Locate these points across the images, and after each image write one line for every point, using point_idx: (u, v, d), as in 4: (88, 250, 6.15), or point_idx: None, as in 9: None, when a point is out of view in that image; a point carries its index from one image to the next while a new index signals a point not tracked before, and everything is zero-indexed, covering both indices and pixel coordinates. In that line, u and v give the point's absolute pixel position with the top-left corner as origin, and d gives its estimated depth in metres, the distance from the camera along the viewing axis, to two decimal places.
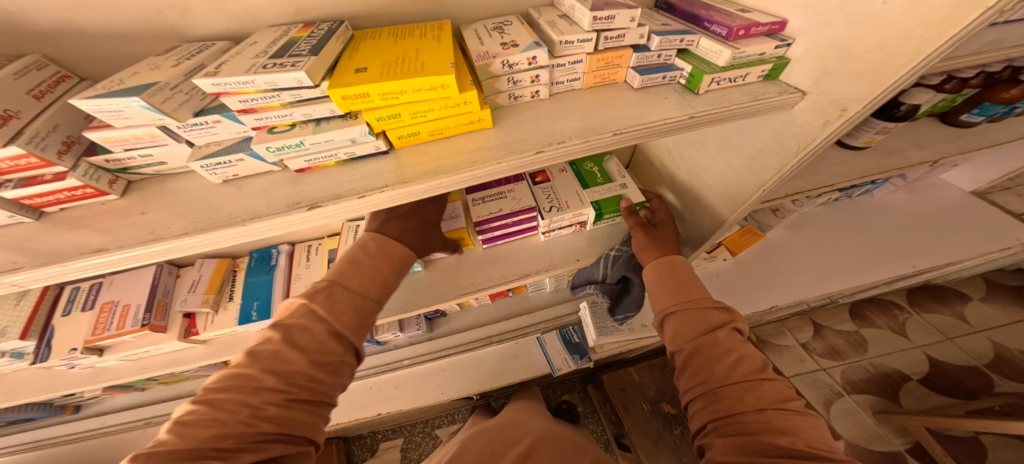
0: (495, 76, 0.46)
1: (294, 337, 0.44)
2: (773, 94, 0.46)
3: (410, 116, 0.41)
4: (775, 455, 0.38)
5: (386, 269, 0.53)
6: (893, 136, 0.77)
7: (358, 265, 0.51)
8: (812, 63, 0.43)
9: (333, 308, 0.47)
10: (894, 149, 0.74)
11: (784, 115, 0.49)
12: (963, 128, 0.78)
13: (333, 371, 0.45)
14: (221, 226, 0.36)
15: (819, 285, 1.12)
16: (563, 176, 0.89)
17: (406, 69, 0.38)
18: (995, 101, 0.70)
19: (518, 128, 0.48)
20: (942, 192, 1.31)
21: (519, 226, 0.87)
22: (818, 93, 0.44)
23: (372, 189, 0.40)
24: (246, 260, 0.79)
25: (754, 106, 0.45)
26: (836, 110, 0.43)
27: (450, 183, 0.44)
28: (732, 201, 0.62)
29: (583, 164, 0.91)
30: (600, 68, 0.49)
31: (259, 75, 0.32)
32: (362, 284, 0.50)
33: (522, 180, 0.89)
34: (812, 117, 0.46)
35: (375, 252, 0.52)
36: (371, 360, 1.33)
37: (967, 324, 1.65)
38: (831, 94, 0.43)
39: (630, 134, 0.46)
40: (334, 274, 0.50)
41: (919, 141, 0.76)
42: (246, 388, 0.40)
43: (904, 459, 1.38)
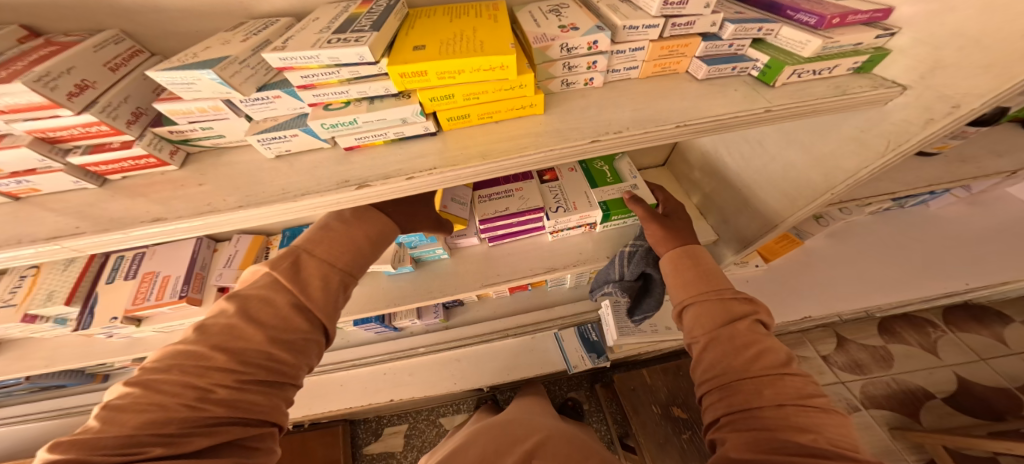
0: (551, 60, 0.44)
1: (251, 309, 0.40)
2: (867, 88, 0.43)
3: (463, 97, 0.39)
4: (793, 454, 0.33)
5: (358, 240, 0.47)
6: (965, 142, 0.72)
7: (326, 233, 0.46)
8: (922, 54, 0.40)
9: (294, 279, 0.42)
10: (967, 157, 0.69)
11: (875, 111, 0.46)
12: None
13: (296, 350, 0.41)
14: (274, 201, 0.36)
15: (857, 297, 1.08)
16: (572, 175, 0.84)
17: (471, 46, 0.36)
18: None
19: (569, 115, 0.46)
20: (1004, 207, 1.22)
21: (525, 225, 0.82)
22: (923, 88, 0.42)
23: (419, 171, 0.38)
24: (278, 238, 0.79)
25: (841, 101, 0.42)
26: (944, 107, 0.40)
27: (497, 168, 0.42)
28: (794, 202, 0.61)
29: (593, 163, 0.86)
30: (662, 57, 0.47)
31: (325, 50, 0.31)
32: (330, 253, 0.45)
33: (530, 178, 0.83)
34: (910, 114, 0.44)
35: (348, 221, 0.48)
36: (386, 346, 1.35)
37: (1004, 346, 1.56)
38: (941, 89, 0.40)
39: (694, 127, 0.43)
40: (303, 243, 0.45)
41: (996, 150, 0.70)
42: (192, 368, 0.36)
43: None
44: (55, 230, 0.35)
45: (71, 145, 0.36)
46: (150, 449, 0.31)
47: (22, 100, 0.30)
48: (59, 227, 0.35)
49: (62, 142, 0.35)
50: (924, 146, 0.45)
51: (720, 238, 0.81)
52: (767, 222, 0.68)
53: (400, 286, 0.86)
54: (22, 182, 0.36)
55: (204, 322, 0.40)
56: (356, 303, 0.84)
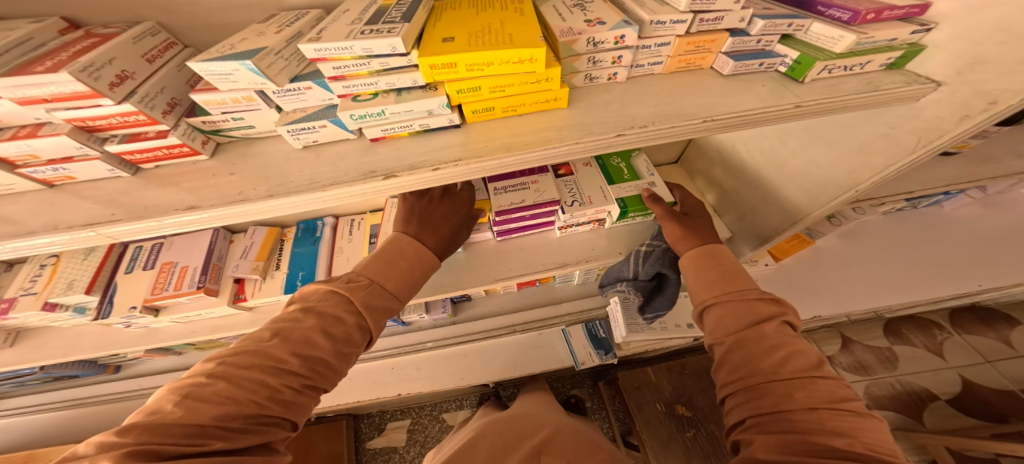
0: (577, 54, 0.44)
1: (325, 325, 0.41)
2: (899, 84, 0.43)
3: (490, 89, 0.39)
4: (826, 457, 0.34)
5: (419, 275, 0.50)
6: (986, 142, 0.71)
7: (395, 264, 0.48)
8: (960, 50, 0.40)
9: (366, 305, 0.44)
10: (987, 157, 0.69)
11: (907, 107, 0.47)
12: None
13: (347, 362, 0.43)
14: (305, 190, 0.36)
15: (869, 298, 1.08)
16: (587, 170, 0.84)
17: (499, 37, 0.36)
18: None
19: (594, 109, 0.46)
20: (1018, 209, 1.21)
21: (537, 219, 0.82)
22: (959, 84, 0.42)
23: (446, 163, 0.38)
24: (293, 230, 0.80)
25: (875, 96, 0.42)
26: (981, 103, 0.40)
27: (522, 160, 0.42)
28: (811, 200, 0.61)
29: (610, 159, 0.85)
30: (688, 52, 0.47)
31: (360, 41, 0.31)
32: (397, 284, 0.47)
33: (547, 171, 0.82)
34: (946, 111, 0.44)
35: (414, 254, 0.50)
36: (394, 341, 1.36)
37: (1011, 348, 1.56)
38: (978, 85, 0.40)
39: (721, 122, 0.43)
40: (370, 269, 0.47)
41: (1017, 150, 0.70)
42: (270, 368, 0.37)
43: None
44: (90, 217, 0.35)
45: (107, 133, 0.36)
46: (217, 441, 0.32)
47: (67, 89, 0.30)
48: (94, 214, 0.35)
49: (99, 130, 0.36)
50: (956, 144, 0.46)
51: (733, 236, 0.82)
52: (783, 220, 0.68)
53: None
54: (58, 169, 0.37)
55: (273, 326, 0.41)
56: None
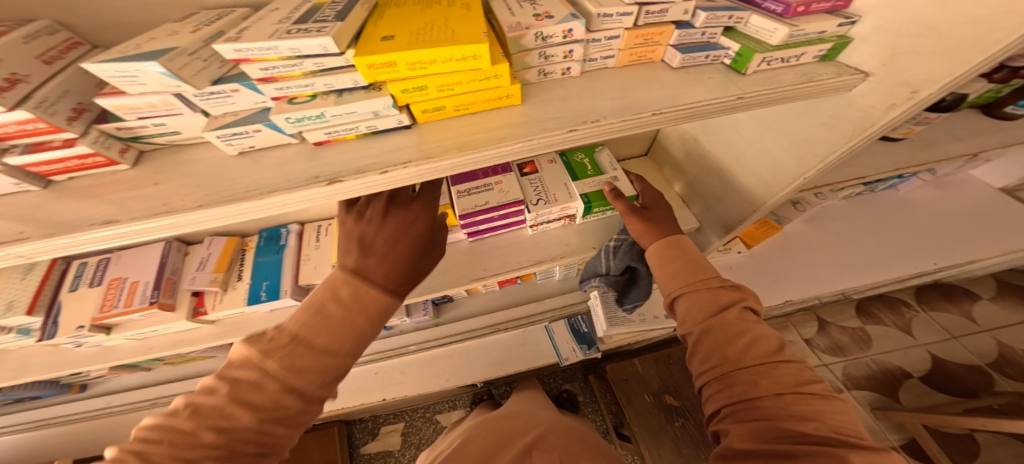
0: (526, 50, 0.43)
1: (243, 393, 0.34)
2: (831, 75, 0.44)
3: (437, 88, 0.37)
4: (794, 441, 0.34)
5: (359, 320, 0.38)
6: (932, 127, 0.74)
7: (326, 312, 0.37)
8: (882, 42, 0.42)
9: (292, 369, 0.35)
10: (932, 140, 0.72)
11: (840, 97, 0.48)
12: (1007, 120, 0.76)
13: (289, 428, 0.36)
14: (237, 199, 0.33)
15: (835, 281, 1.12)
16: (552, 167, 0.88)
17: (441, 33, 0.34)
18: None
19: (548, 106, 0.46)
20: (968, 188, 1.28)
21: (506, 220, 0.84)
22: (885, 74, 0.43)
23: (395, 164, 0.36)
24: (254, 239, 0.78)
25: (807, 87, 0.43)
26: (905, 93, 0.42)
27: (476, 160, 0.41)
28: (769, 190, 0.62)
29: (573, 156, 0.89)
30: (637, 45, 0.47)
31: (285, 40, 0.29)
32: (329, 337, 0.36)
33: (509, 171, 0.85)
34: (875, 100, 0.45)
35: (350, 297, 0.38)
36: (376, 345, 1.34)
37: (973, 323, 1.65)
38: (902, 74, 0.41)
39: (670, 115, 0.44)
40: (297, 321, 0.37)
41: (959, 135, 0.73)
42: (177, 448, 0.31)
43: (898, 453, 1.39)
44: None
45: (10, 143, 0.34)
46: None
47: None
48: (1, 232, 0.33)
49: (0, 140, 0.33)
50: (887, 131, 0.47)
51: (700, 225, 0.84)
52: (745, 208, 0.70)
53: None
54: None
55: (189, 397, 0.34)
56: None
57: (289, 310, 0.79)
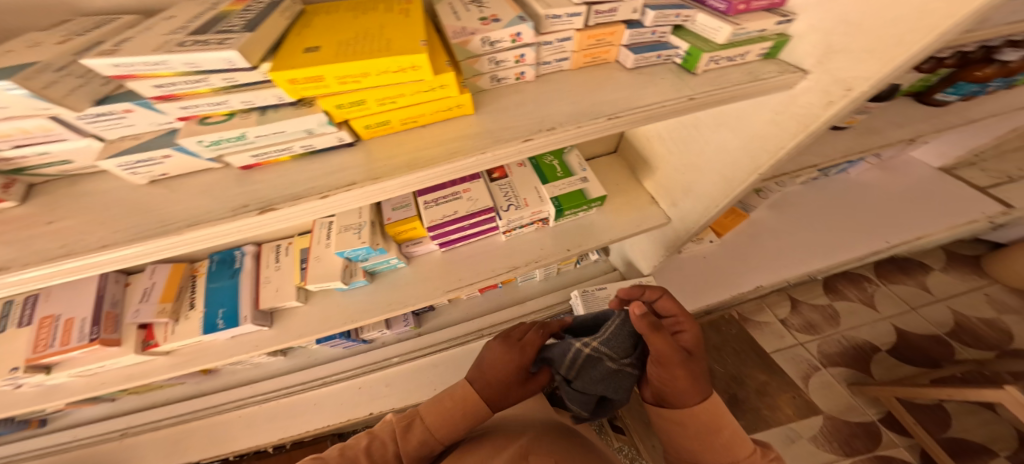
0: (474, 56, 0.41)
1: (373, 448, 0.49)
2: (775, 74, 0.46)
3: (377, 101, 0.35)
4: None
5: (463, 414, 0.53)
6: (873, 116, 0.79)
7: (444, 402, 0.54)
8: (817, 40, 0.43)
9: (407, 434, 0.51)
10: (874, 129, 0.77)
11: (784, 95, 0.49)
12: (938, 107, 0.81)
13: None
14: (150, 237, 0.30)
15: (798, 264, 1.20)
16: (522, 171, 0.87)
17: (374, 43, 0.32)
18: (967, 80, 0.72)
19: (504, 114, 0.44)
20: (910, 169, 1.38)
21: (478, 227, 0.82)
22: (821, 72, 0.44)
23: (336, 188, 0.34)
24: (206, 263, 0.74)
25: (752, 86, 0.45)
26: (840, 90, 0.43)
27: (430, 177, 0.39)
28: (728, 185, 0.64)
29: (542, 158, 0.88)
30: (591, 46, 0.47)
31: (175, 54, 0.23)
32: (440, 421, 0.53)
33: (479, 177, 0.83)
34: (813, 98, 0.46)
35: (461, 397, 0.55)
36: (356, 360, 1.31)
37: (928, 294, 1.82)
38: (836, 72, 0.43)
39: (625, 119, 0.44)
40: (425, 403, 0.55)
41: (897, 122, 0.79)
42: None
43: (878, 427, 1.51)
44: None
45: None
46: None
47: None
48: None
49: None
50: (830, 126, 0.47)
51: (671, 220, 0.90)
52: (709, 203, 0.71)
53: (357, 302, 0.81)
54: None
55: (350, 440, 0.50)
56: (312, 323, 0.78)
57: (252, 335, 0.76)
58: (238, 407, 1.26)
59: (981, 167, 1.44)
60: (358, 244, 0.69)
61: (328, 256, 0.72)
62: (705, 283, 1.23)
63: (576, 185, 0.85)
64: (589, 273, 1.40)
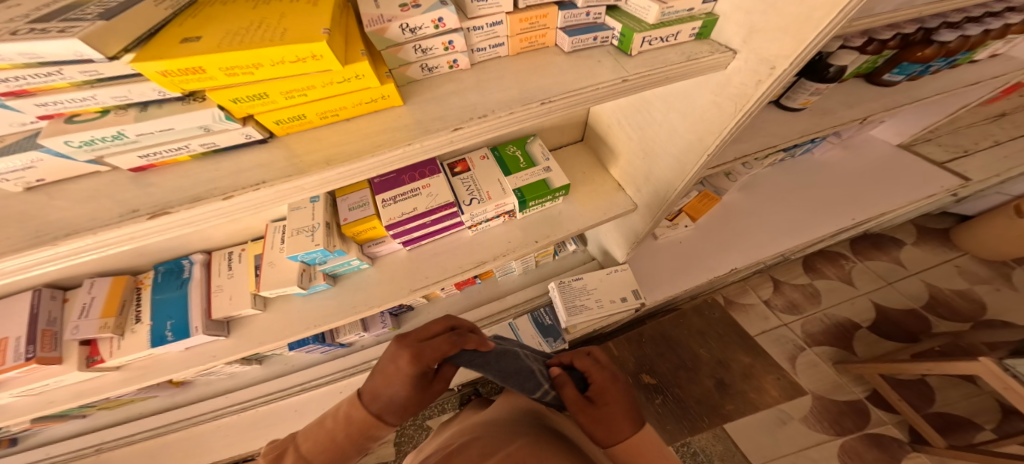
0: (396, 44, 0.39)
1: None
2: (705, 54, 0.48)
3: (281, 94, 0.32)
4: None
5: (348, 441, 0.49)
6: (829, 97, 0.90)
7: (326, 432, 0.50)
8: (740, 20, 0.46)
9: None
10: (827, 109, 0.88)
11: (719, 76, 0.51)
12: (886, 87, 0.93)
13: None
14: (25, 247, 0.27)
15: (771, 243, 1.25)
16: (484, 163, 0.85)
17: (268, 32, 0.29)
18: (911, 60, 0.83)
19: (435, 103, 0.43)
20: (870, 146, 1.49)
21: (440, 224, 0.80)
22: (747, 51, 0.47)
23: (243, 187, 0.32)
24: (151, 275, 0.74)
25: (687, 66, 0.47)
26: (766, 69, 0.45)
27: (353, 172, 0.37)
28: (683, 169, 0.65)
29: (505, 149, 0.88)
30: (525, 30, 0.47)
31: (5, 43, 0.22)
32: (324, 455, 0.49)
33: (438, 173, 0.81)
34: (745, 77, 0.48)
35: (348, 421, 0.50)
36: (335, 364, 1.28)
37: (903, 268, 1.88)
38: (760, 51, 0.45)
39: (559, 103, 0.44)
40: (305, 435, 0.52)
41: (849, 102, 0.90)
42: None
43: (864, 405, 1.55)
44: None
45: None
46: None
47: None
48: None
49: None
50: (764, 105, 0.49)
51: (638, 207, 0.92)
52: (667, 188, 0.72)
53: (319, 306, 0.79)
54: None
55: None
56: (272, 330, 0.76)
57: (207, 346, 0.73)
58: (215, 418, 1.22)
59: (938, 141, 1.52)
60: (311, 247, 0.66)
61: (280, 261, 0.71)
62: (680, 267, 1.25)
63: (539, 176, 0.84)
64: (568, 265, 1.40)
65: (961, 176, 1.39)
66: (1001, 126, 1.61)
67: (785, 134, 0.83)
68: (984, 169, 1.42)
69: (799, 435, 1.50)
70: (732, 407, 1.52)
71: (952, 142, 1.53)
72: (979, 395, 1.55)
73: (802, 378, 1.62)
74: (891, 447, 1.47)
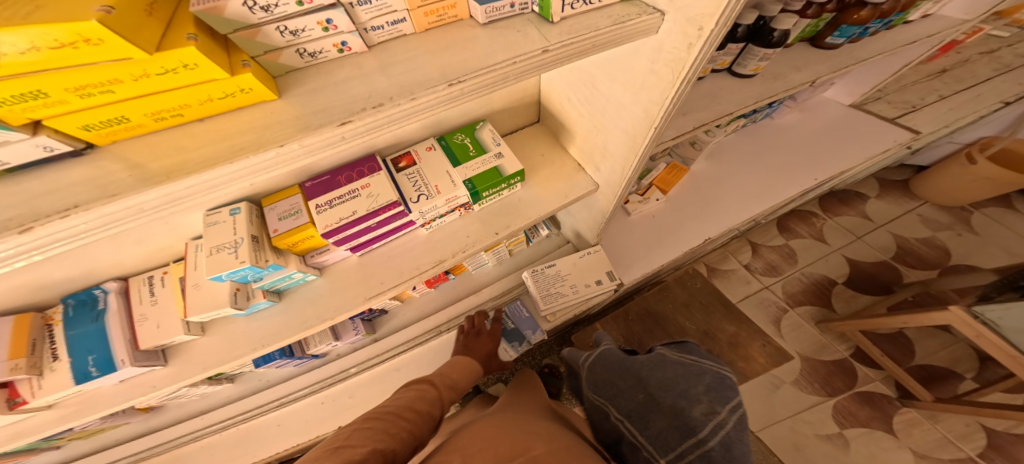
0: (251, 27, 0.32)
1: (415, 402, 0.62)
2: (634, 16, 0.42)
3: (69, 91, 0.25)
4: None
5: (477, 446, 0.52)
6: (776, 61, 0.87)
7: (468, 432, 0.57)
8: None
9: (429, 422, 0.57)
10: (777, 74, 0.84)
11: (652, 42, 0.46)
12: (829, 50, 0.89)
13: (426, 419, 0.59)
14: None
15: (741, 211, 1.24)
16: (430, 155, 0.78)
17: (13, 10, 0.22)
18: (850, 23, 0.81)
19: (320, 93, 0.36)
20: (832, 106, 1.48)
21: (388, 225, 0.74)
22: (675, 12, 0.42)
23: (50, 215, 0.27)
24: (62, 309, 0.66)
25: (614, 31, 0.42)
26: (694, 30, 0.40)
27: (212, 184, 0.31)
28: (633, 143, 0.60)
29: (452, 138, 0.81)
30: (427, 2, 0.40)
31: None
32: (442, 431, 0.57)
33: (379, 170, 0.74)
34: (676, 41, 0.43)
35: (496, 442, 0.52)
36: (312, 376, 1.23)
37: (870, 221, 1.91)
38: (687, 12, 0.40)
39: (472, 83, 0.38)
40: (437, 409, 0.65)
41: (795, 65, 0.86)
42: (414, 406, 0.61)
43: (851, 363, 1.59)
44: None
45: None
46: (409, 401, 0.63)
47: None
48: None
49: None
50: (701, 71, 0.45)
51: (599, 186, 0.87)
52: (623, 164, 0.67)
53: (267, 325, 0.73)
54: None
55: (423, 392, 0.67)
56: (213, 355, 0.70)
57: (145, 376, 0.68)
58: (197, 439, 1.18)
59: (888, 99, 1.51)
60: (237, 265, 0.59)
61: (206, 283, 0.64)
62: (653, 242, 1.22)
63: (490, 163, 0.79)
64: (543, 250, 1.35)
65: (910, 130, 1.39)
66: (947, 79, 1.61)
67: (740, 100, 0.79)
68: (935, 121, 1.43)
69: (792, 399, 1.53)
70: None
71: (901, 99, 1.52)
72: (955, 344, 1.62)
73: (788, 340, 1.64)
74: (881, 402, 1.51)
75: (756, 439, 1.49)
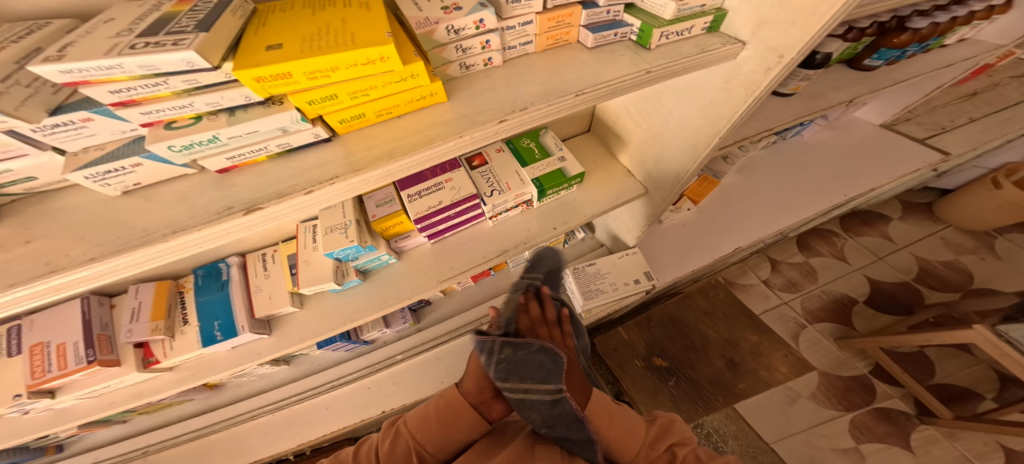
0: (441, 44, 0.43)
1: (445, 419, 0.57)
2: (719, 45, 0.52)
3: (349, 94, 0.36)
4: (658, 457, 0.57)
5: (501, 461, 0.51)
6: (816, 82, 0.96)
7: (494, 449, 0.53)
8: (749, 13, 0.51)
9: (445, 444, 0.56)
10: (817, 93, 0.94)
11: (728, 65, 0.56)
12: (867, 71, 0.99)
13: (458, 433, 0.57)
14: (138, 246, 0.31)
15: (769, 222, 1.31)
16: (500, 156, 0.88)
17: (340, 38, 0.32)
18: (888, 46, 0.90)
19: (475, 98, 0.46)
20: (857, 127, 1.55)
21: (463, 216, 0.84)
22: (756, 42, 0.52)
23: (319, 183, 0.36)
24: (191, 279, 0.77)
25: (702, 56, 0.52)
26: (775, 57, 0.50)
27: (410, 165, 0.40)
28: (694, 152, 0.70)
29: (519, 142, 0.91)
30: (552, 28, 0.50)
31: (130, 57, 0.25)
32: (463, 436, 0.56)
33: (458, 167, 0.84)
34: (754, 65, 0.53)
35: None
36: (361, 361, 1.31)
37: (892, 241, 1.95)
38: (769, 42, 0.50)
39: (590, 95, 0.48)
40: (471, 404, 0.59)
41: (835, 85, 0.95)
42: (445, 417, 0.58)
43: (869, 379, 1.62)
44: None
45: None
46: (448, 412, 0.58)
47: None
48: None
49: None
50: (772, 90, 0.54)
51: (648, 191, 0.96)
52: (679, 170, 0.75)
53: (353, 302, 0.82)
54: None
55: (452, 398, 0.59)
56: (308, 326, 0.79)
57: (252, 344, 0.77)
58: (252, 418, 1.25)
59: (917, 120, 1.59)
60: (346, 244, 0.69)
61: (316, 259, 0.74)
62: (685, 249, 1.29)
63: (555, 166, 0.88)
64: (578, 252, 1.43)
65: (941, 151, 1.45)
66: (972, 104, 1.68)
67: (781, 118, 0.88)
68: (961, 144, 1.49)
69: (809, 412, 1.56)
70: (744, 385, 1.60)
71: (930, 120, 1.59)
72: (975, 365, 1.63)
73: (808, 355, 1.67)
74: (899, 419, 1.53)
75: (769, 450, 1.50)
